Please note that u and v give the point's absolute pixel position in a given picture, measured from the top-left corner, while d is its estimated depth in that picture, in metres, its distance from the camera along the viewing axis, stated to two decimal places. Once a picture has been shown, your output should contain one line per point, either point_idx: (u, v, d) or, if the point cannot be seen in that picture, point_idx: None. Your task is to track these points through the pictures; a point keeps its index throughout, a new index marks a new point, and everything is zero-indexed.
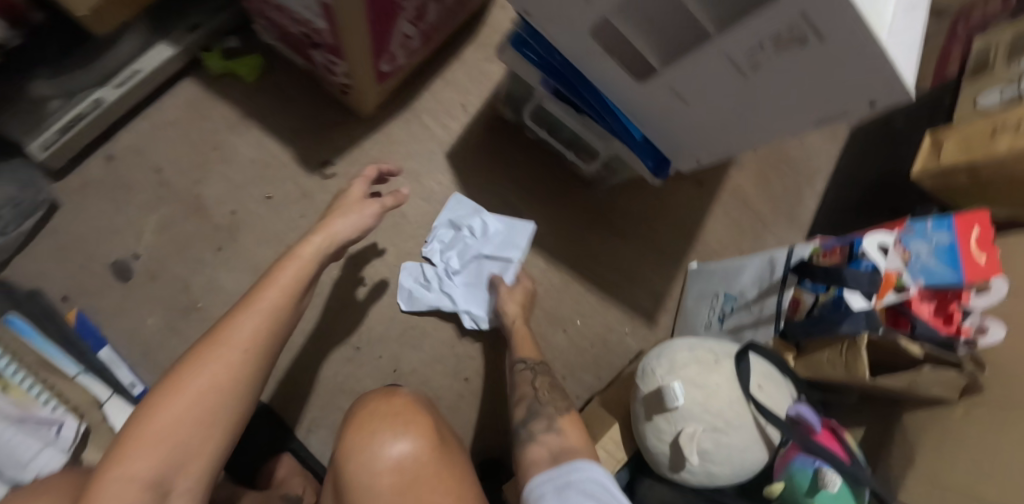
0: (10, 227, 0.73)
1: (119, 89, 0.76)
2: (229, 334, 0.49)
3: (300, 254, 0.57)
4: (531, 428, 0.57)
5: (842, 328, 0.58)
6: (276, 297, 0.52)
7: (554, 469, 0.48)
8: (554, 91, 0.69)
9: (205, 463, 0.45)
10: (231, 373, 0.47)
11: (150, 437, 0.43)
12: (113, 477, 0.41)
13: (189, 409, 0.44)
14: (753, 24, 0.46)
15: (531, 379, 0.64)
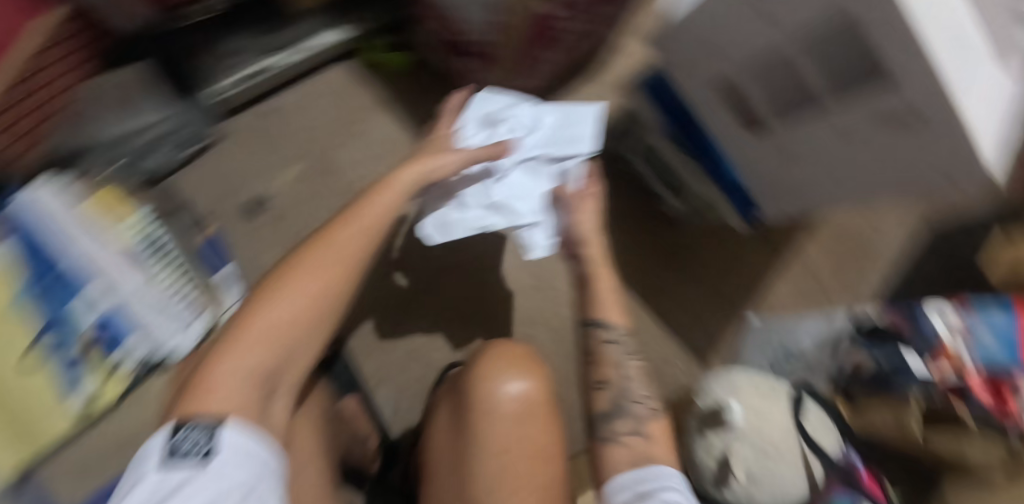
0: (173, 150, 0.84)
1: (293, 56, 0.89)
2: (332, 244, 0.49)
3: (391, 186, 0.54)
4: (613, 427, 0.55)
5: (896, 382, 0.66)
6: (377, 212, 0.52)
7: (636, 471, 0.48)
8: (668, 134, 0.80)
9: (302, 366, 0.48)
10: (331, 288, 0.48)
11: (262, 337, 0.45)
12: (230, 368, 0.43)
13: (297, 317, 0.46)
14: (867, 100, 0.51)
15: (619, 361, 0.60)
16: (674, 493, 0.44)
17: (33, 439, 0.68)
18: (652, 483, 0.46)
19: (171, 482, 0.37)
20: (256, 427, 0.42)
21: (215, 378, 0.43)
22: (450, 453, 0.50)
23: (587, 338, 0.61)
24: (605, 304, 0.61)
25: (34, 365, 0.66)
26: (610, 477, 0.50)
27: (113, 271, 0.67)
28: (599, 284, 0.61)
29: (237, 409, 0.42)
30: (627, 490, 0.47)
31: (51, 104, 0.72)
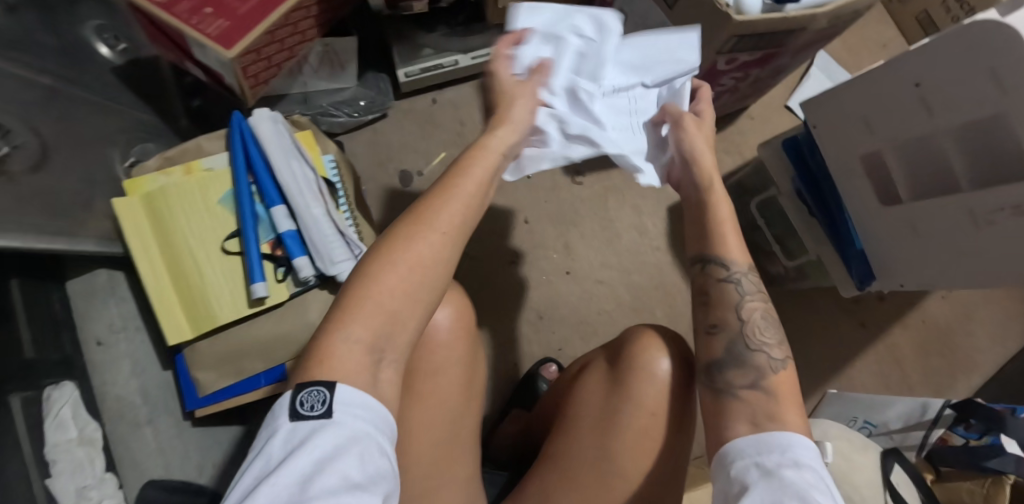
0: (358, 114, 0.99)
1: (472, 60, 1.01)
2: (435, 211, 0.46)
3: (488, 148, 0.52)
4: (730, 379, 0.50)
5: (991, 461, 0.67)
6: (477, 182, 0.49)
7: (761, 438, 0.43)
8: (796, 190, 0.86)
9: (412, 340, 0.42)
10: (435, 253, 0.44)
11: (370, 303, 0.41)
12: (338, 337, 0.39)
13: (404, 285, 0.42)
14: (1005, 190, 0.59)
15: (737, 302, 0.53)
16: (806, 472, 0.40)
17: (203, 317, 0.72)
18: (779, 456, 0.41)
19: (298, 436, 0.34)
20: (368, 391, 0.38)
21: (327, 348, 0.39)
22: (601, 407, 0.59)
23: (701, 274, 0.55)
24: (723, 233, 0.55)
25: (230, 252, 0.74)
26: (731, 440, 0.46)
27: (310, 194, 0.75)
28: (715, 208, 0.55)
29: (350, 373, 0.38)
30: (748, 457, 0.43)
31: (293, 59, 0.88)
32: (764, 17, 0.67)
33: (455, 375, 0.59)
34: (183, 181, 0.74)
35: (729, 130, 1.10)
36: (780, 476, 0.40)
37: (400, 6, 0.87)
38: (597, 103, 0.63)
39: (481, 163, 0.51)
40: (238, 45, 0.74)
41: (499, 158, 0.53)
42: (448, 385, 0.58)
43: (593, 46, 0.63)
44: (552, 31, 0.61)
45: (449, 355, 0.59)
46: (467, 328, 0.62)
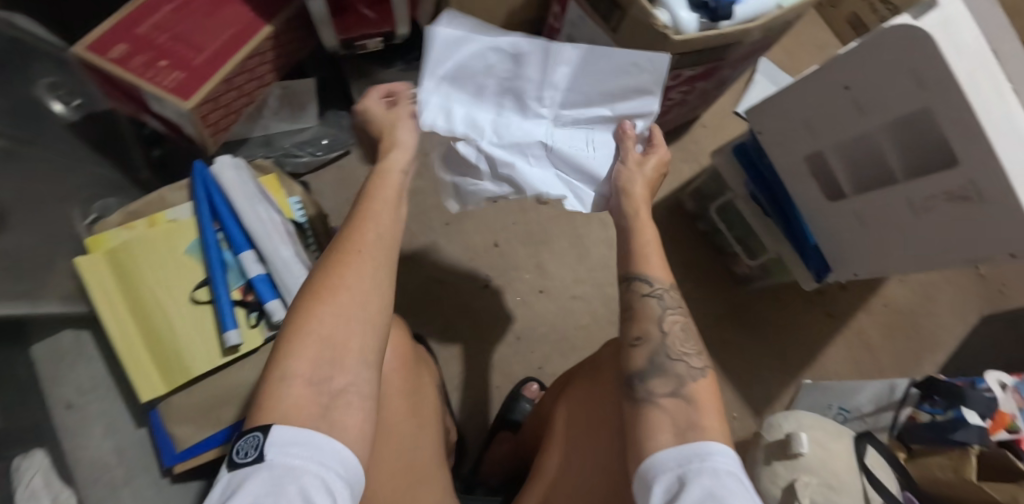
0: (321, 152, 1.01)
1: None
2: (350, 250, 0.53)
3: (388, 175, 0.61)
4: (651, 387, 0.56)
5: (956, 435, 0.70)
6: (387, 221, 0.58)
7: (682, 448, 0.49)
8: (751, 193, 0.90)
9: (357, 364, 0.48)
10: (363, 282, 0.51)
11: (307, 340, 0.47)
12: (281, 377, 0.46)
13: (337, 316, 0.49)
14: (936, 178, 0.63)
15: (659, 315, 0.59)
16: (724, 478, 0.45)
17: (176, 369, 0.71)
18: (699, 465, 0.47)
19: (234, 482, 0.40)
20: (308, 426, 0.43)
21: (274, 389, 0.45)
22: (592, 420, 0.63)
23: (628, 292, 0.61)
24: (647, 254, 0.62)
25: (200, 301, 0.73)
26: (653, 452, 0.50)
27: (277, 235, 0.75)
28: (642, 237, 0.63)
29: (300, 408, 0.44)
30: (671, 469, 0.48)
31: (252, 104, 0.89)
32: (702, 33, 0.71)
33: (402, 401, 0.57)
34: (147, 234, 0.74)
35: (684, 139, 1.14)
36: (699, 485, 0.45)
37: (355, 45, 0.89)
38: (524, 135, 0.65)
39: (382, 199, 0.59)
40: (195, 95, 0.75)
41: (400, 178, 0.62)
42: (398, 413, 0.56)
43: (507, 84, 0.65)
44: (464, 72, 0.63)
45: (395, 386, 0.58)
46: (405, 358, 0.61)
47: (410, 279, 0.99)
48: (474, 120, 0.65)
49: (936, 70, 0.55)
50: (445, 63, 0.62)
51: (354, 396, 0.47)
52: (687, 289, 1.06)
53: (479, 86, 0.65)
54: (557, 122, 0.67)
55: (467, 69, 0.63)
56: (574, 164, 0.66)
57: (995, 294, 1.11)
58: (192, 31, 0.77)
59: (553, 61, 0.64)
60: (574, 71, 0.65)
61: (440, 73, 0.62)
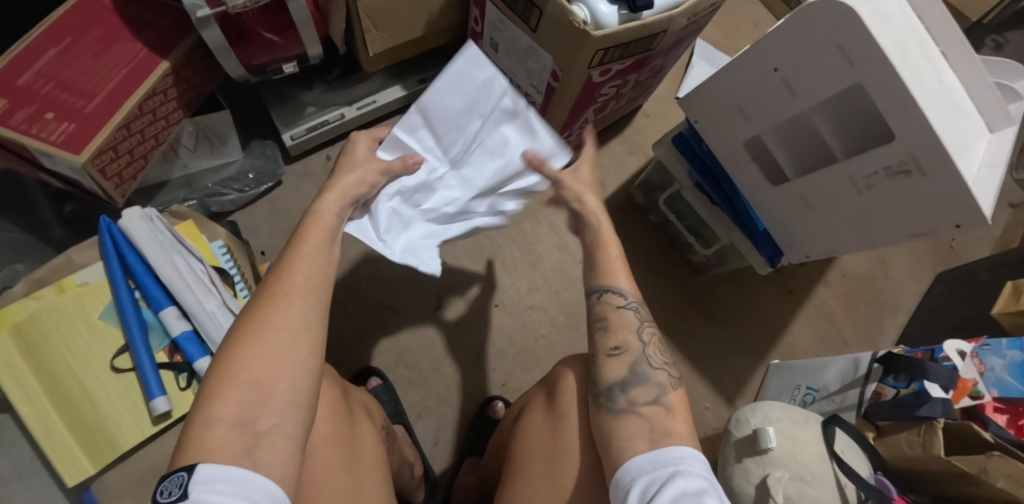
0: (251, 188, 0.94)
1: (359, 110, 0.97)
2: (280, 284, 0.48)
3: (320, 212, 0.54)
4: (632, 395, 0.53)
5: (920, 411, 0.69)
6: (324, 252, 0.52)
7: (655, 455, 0.47)
8: (696, 183, 0.88)
9: (287, 404, 0.43)
10: (293, 319, 0.46)
11: (230, 381, 0.42)
12: (201, 423, 0.40)
13: (265, 355, 0.43)
14: (874, 155, 0.61)
15: (636, 327, 0.58)
16: (698, 479, 0.44)
17: (104, 445, 0.67)
18: (674, 468, 0.45)
19: None
20: (239, 462, 0.38)
21: (193, 437, 0.39)
22: (546, 444, 0.58)
23: (598, 303, 0.60)
24: (614, 269, 0.61)
25: (121, 369, 0.69)
26: (629, 458, 0.48)
27: (199, 286, 0.71)
28: (607, 249, 0.62)
29: (219, 452, 0.38)
30: (645, 474, 0.46)
31: (161, 146, 0.83)
32: (622, 27, 0.68)
33: (336, 451, 0.52)
34: (56, 301, 0.69)
35: (627, 131, 1.12)
36: (674, 486, 0.43)
37: (267, 69, 0.82)
38: (457, 205, 0.67)
39: (319, 228, 0.53)
40: (89, 147, 0.69)
41: (334, 218, 0.55)
42: (327, 466, 0.51)
43: (414, 192, 0.65)
44: (383, 223, 0.62)
45: (322, 433, 0.53)
46: (334, 404, 0.56)
47: (358, 308, 0.95)
48: (426, 231, 0.66)
49: (864, 44, 0.54)
50: (372, 238, 0.61)
51: (283, 441, 0.41)
52: (646, 284, 1.04)
53: (402, 215, 0.65)
54: (459, 168, 0.68)
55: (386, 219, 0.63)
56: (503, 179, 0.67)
57: (948, 250, 1.12)
58: (77, 76, 0.71)
59: (411, 138, 0.65)
60: (428, 128, 0.66)
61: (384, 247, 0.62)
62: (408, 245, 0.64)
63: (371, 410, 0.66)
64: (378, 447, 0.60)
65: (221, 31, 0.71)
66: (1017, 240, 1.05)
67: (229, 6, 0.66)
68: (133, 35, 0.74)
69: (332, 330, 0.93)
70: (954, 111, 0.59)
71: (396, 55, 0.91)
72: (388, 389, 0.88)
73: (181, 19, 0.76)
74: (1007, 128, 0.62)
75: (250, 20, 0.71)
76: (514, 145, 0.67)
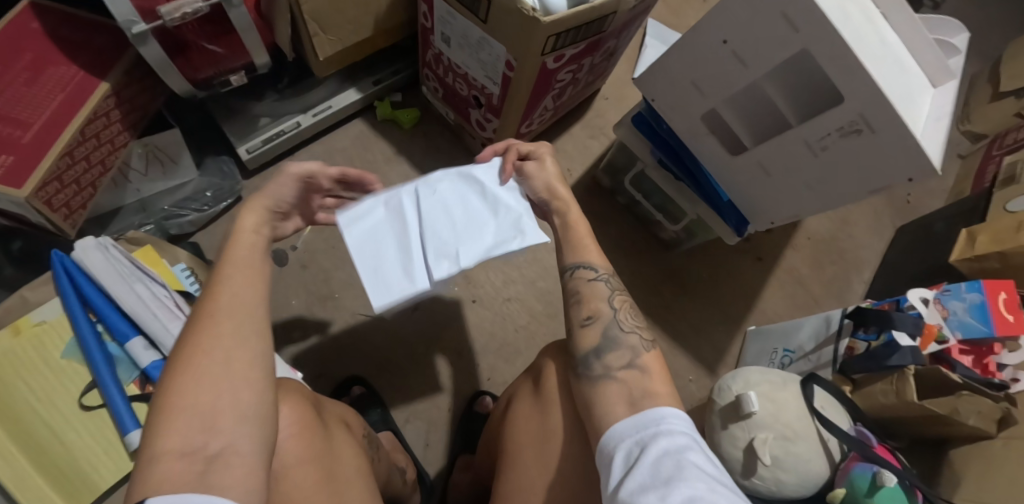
0: (211, 205, 0.91)
1: (314, 117, 0.95)
2: (207, 308, 0.47)
3: (240, 229, 0.53)
4: (607, 360, 0.54)
5: (891, 360, 0.71)
6: (252, 269, 0.51)
7: (637, 418, 0.47)
8: (658, 160, 0.89)
9: (242, 424, 0.42)
10: (231, 341, 0.45)
11: (171, 411, 0.41)
12: (148, 459, 0.38)
13: (206, 379, 0.42)
14: (826, 118, 0.63)
15: (607, 295, 0.59)
16: (680, 436, 0.44)
17: (81, 488, 0.68)
18: (655, 429, 0.45)
19: None
20: (199, 489, 0.36)
21: (142, 473, 0.38)
22: (535, 433, 0.58)
23: (572, 279, 0.61)
24: (584, 245, 0.62)
25: (92, 406, 0.69)
26: (612, 424, 0.48)
27: (164, 312, 0.70)
28: (575, 227, 0.63)
29: (173, 483, 0.37)
30: (628, 438, 0.46)
31: (109, 172, 0.80)
32: (571, 11, 0.68)
33: (312, 469, 0.51)
34: (12, 345, 0.68)
35: (588, 115, 1.12)
36: (657, 446, 0.43)
37: (214, 83, 0.80)
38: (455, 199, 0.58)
39: (241, 248, 0.52)
40: (31, 179, 0.66)
41: (255, 237, 0.53)
42: (303, 487, 0.50)
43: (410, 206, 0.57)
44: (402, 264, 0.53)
45: (292, 453, 0.51)
46: (307, 421, 0.55)
47: (333, 318, 0.93)
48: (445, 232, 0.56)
49: (805, 8, 0.55)
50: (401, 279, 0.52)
51: (239, 459, 0.40)
52: (620, 265, 1.05)
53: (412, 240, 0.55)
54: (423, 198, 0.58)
55: (393, 247, 0.54)
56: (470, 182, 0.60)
57: (904, 204, 1.16)
58: (13, 106, 0.67)
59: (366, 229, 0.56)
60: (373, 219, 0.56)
61: (402, 282, 0.52)
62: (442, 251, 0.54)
63: (349, 423, 0.65)
64: (359, 458, 0.59)
65: (161, 46, 0.68)
66: (968, 190, 1.10)
67: (167, 19, 0.64)
68: (66, 59, 0.70)
69: (310, 343, 0.92)
70: (897, 68, 0.61)
71: (348, 59, 0.90)
72: (373, 397, 0.87)
73: (116, 38, 0.73)
74: (949, 82, 0.65)
75: (190, 34, 0.69)
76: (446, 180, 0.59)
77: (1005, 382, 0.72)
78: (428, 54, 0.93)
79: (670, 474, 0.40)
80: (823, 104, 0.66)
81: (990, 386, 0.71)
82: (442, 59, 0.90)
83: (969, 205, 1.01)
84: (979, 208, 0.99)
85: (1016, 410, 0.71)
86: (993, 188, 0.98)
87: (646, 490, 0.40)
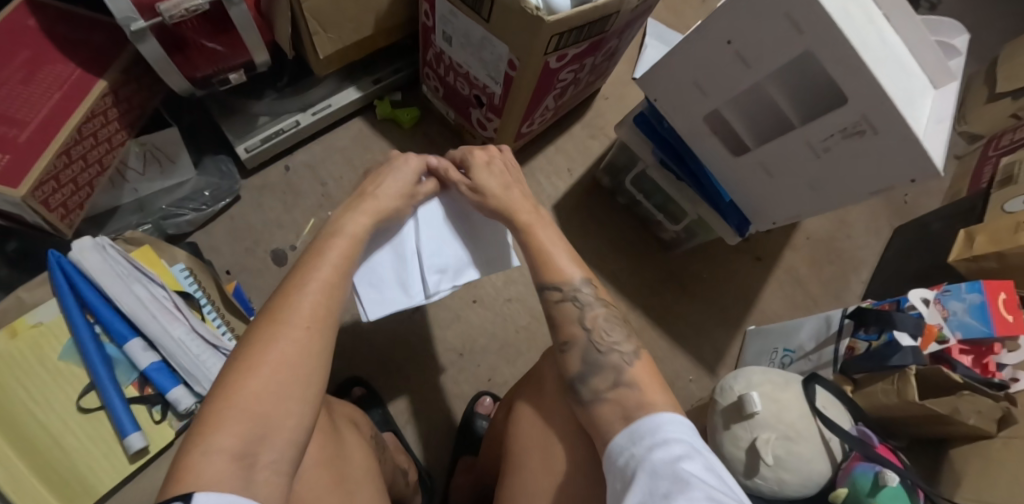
0: (209, 205, 0.91)
1: (314, 116, 0.94)
2: (296, 311, 0.47)
3: (346, 233, 0.54)
4: (592, 385, 0.53)
5: (892, 360, 0.71)
6: (335, 279, 0.51)
7: (634, 429, 0.47)
8: (660, 160, 0.89)
9: (290, 438, 0.41)
10: (302, 351, 0.45)
11: (233, 408, 0.40)
12: (199, 451, 0.37)
13: (270, 386, 0.42)
14: (828, 119, 0.63)
15: (578, 316, 0.58)
16: (676, 445, 0.44)
17: (79, 492, 0.67)
18: (651, 440, 0.45)
19: None
20: (238, 493, 0.36)
21: (188, 466, 0.37)
22: (539, 435, 0.58)
23: (546, 301, 0.60)
24: (546, 259, 0.60)
25: (89, 409, 0.68)
26: (611, 438, 0.48)
27: (164, 314, 0.69)
28: (537, 241, 0.61)
29: (217, 482, 0.36)
30: (626, 450, 0.46)
31: (106, 172, 0.79)
32: (574, 11, 0.67)
33: (325, 470, 0.51)
34: (8, 347, 0.67)
35: (588, 115, 1.12)
36: (652, 459, 0.43)
37: (213, 81, 0.79)
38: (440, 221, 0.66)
39: (336, 252, 0.53)
40: (28, 178, 0.65)
41: (355, 241, 0.55)
42: (317, 488, 0.49)
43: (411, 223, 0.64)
44: (409, 285, 0.63)
45: (313, 455, 0.51)
46: (318, 424, 0.54)
47: None
48: (438, 252, 0.65)
49: (810, 10, 0.55)
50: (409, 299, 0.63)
51: (276, 480, 0.39)
52: (620, 265, 1.05)
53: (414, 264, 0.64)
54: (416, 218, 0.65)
55: (394, 263, 0.63)
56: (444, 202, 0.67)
57: (902, 205, 1.16)
58: (9, 104, 0.66)
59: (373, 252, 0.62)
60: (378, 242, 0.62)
61: (404, 296, 0.62)
62: (439, 271, 0.65)
63: (355, 425, 0.64)
64: (368, 459, 0.59)
65: (159, 43, 0.67)
66: (965, 191, 1.10)
67: (166, 17, 0.63)
68: (63, 56, 0.69)
69: None
70: (899, 70, 0.61)
71: (347, 58, 0.89)
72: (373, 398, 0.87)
73: (115, 35, 0.72)
74: (950, 83, 0.65)
75: (189, 31, 0.68)
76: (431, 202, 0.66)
77: (1004, 381, 0.73)
78: (428, 53, 0.93)
79: (668, 486, 0.40)
80: (825, 105, 0.66)
81: (990, 386, 0.72)
82: (443, 58, 0.89)
83: (967, 205, 1.02)
84: (977, 208, 0.99)
85: (1015, 409, 0.71)
86: (990, 188, 0.99)
87: None
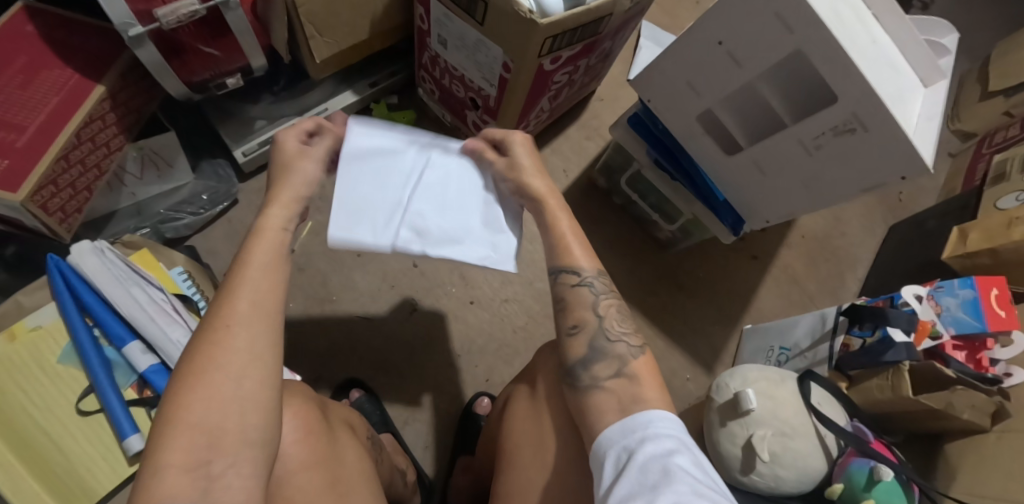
0: (207, 209, 0.91)
1: (311, 120, 0.95)
2: (227, 316, 0.46)
3: (265, 229, 0.52)
4: (593, 372, 0.53)
5: (886, 356, 0.72)
6: (269, 276, 0.49)
7: (625, 423, 0.47)
8: (654, 160, 0.90)
9: (246, 441, 0.41)
10: (241, 355, 0.44)
11: (180, 423, 0.40)
12: (149, 472, 0.38)
13: (213, 396, 0.41)
14: (820, 117, 0.64)
15: (592, 301, 0.58)
16: (666, 440, 0.44)
17: (80, 495, 0.68)
18: (642, 434, 0.45)
19: None
20: None
21: (146, 485, 0.38)
22: (534, 433, 0.58)
23: (558, 284, 0.59)
24: (568, 244, 0.60)
25: (89, 412, 0.69)
26: (602, 430, 0.49)
27: (161, 316, 0.69)
28: (560, 228, 0.60)
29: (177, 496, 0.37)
30: (616, 443, 0.46)
31: (103, 176, 0.79)
32: (567, 12, 0.68)
33: (315, 473, 0.51)
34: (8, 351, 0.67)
35: (583, 116, 1.13)
36: (643, 452, 0.43)
37: (210, 85, 0.79)
38: (450, 183, 0.63)
39: (262, 247, 0.51)
40: (26, 183, 0.66)
41: (282, 233, 0.53)
42: (305, 490, 0.50)
43: (416, 170, 0.62)
44: (377, 220, 0.58)
45: (297, 457, 0.51)
46: (309, 425, 0.54)
47: (331, 321, 0.93)
48: (427, 209, 0.61)
49: (798, 10, 0.56)
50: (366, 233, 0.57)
51: (238, 482, 0.40)
52: (616, 265, 1.05)
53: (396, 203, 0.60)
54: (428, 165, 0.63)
55: (377, 192, 0.60)
56: (465, 170, 0.64)
57: (897, 203, 1.17)
58: (5, 109, 0.67)
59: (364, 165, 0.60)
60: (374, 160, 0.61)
61: (369, 234, 0.58)
62: (416, 224, 0.59)
63: (353, 426, 0.65)
64: (362, 461, 0.59)
65: (156, 49, 0.68)
66: (959, 189, 1.11)
67: (163, 22, 0.64)
68: (61, 61, 0.70)
69: (308, 345, 0.91)
70: (889, 67, 0.61)
71: (344, 61, 0.90)
72: (371, 399, 0.87)
73: (111, 40, 0.73)
74: (939, 82, 0.66)
75: (186, 37, 0.69)
76: (452, 161, 0.64)
77: (997, 376, 0.74)
78: (423, 56, 0.93)
79: (656, 480, 0.40)
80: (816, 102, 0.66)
81: (985, 379, 0.73)
82: (438, 61, 0.90)
83: (961, 201, 1.02)
84: (971, 204, 1.00)
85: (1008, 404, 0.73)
86: (984, 185, 0.99)
87: (633, 498, 0.40)
